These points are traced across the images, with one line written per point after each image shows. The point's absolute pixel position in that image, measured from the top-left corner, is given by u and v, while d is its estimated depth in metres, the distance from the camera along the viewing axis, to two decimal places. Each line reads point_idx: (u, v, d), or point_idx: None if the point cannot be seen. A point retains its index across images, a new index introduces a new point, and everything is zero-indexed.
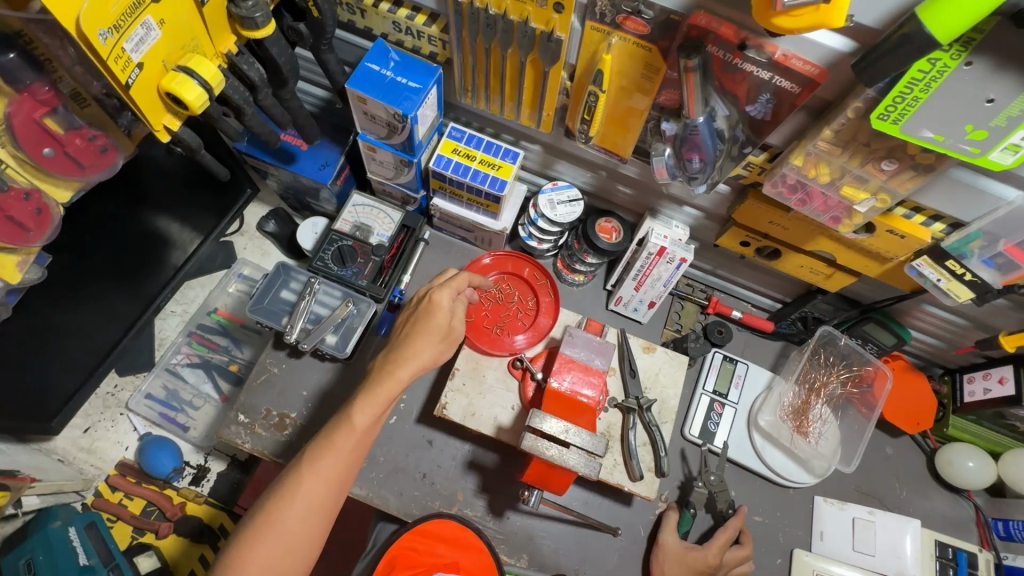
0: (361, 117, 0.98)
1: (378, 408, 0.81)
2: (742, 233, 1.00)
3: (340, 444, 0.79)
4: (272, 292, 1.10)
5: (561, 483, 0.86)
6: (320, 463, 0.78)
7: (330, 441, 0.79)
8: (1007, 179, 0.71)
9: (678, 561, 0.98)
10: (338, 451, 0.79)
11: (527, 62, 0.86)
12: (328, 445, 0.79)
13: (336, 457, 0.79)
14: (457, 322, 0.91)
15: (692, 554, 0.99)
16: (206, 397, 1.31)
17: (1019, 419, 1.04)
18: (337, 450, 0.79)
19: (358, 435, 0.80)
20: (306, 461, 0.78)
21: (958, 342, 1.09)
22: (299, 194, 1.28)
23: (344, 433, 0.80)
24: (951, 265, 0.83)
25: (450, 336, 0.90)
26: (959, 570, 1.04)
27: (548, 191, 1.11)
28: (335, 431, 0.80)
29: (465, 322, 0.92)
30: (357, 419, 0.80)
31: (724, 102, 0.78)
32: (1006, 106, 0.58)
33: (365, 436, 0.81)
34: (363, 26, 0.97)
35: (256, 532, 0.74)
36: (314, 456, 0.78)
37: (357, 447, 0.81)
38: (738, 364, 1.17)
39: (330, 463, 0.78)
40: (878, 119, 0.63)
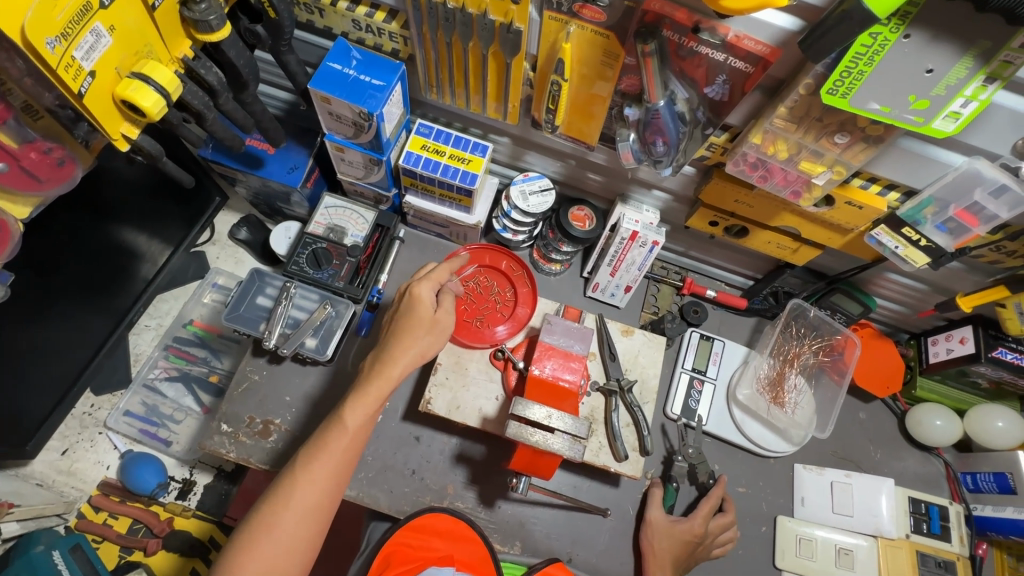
0: (327, 118, 0.97)
1: (369, 408, 0.82)
2: (710, 214, 1.03)
3: (333, 446, 0.80)
4: (248, 299, 1.10)
5: (548, 468, 0.87)
6: (313, 466, 0.78)
7: (323, 444, 0.80)
8: (952, 146, 0.75)
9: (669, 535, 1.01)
10: (332, 452, 0.79)
11: (488, 54, 0.86)
12: (321, 447, 0.79)
13: (329, 459, 0.79)
14: (443, 312, 0.90)
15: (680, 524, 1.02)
16: (188, 410, 1.29)
17: (981, 375, 1.09)
18: (330, 451, 0.79)
19: (351, 435, 0.81)
20: (300, 465, 0.78)
21: (920, 306, 1.13)
22: (269, 199, 1.26)
23: (336, 435, 0.80)
24: (907, 233, 0.86)
25: (439, 327, 0.88)
26: (932, 524, 1.08)
27: (519, 182, 1.12)
28: (328, 434, 0.80)
29: (451, 312, 0.91)
30: (349, 420, 0.81)
31: (683, 85, 0.80)
32: (945, 75, 0.61)
33: (357, 435, 0.81)
34: (322, 25, 0.96)
35: (254, 537, 0.74)
36: (307, 459, 0.79)
37: (350, 448, 0.81)
38: (715, 341, 1.20)
39: (323, 465, 0.79)
40: (827, 94, 0.66)
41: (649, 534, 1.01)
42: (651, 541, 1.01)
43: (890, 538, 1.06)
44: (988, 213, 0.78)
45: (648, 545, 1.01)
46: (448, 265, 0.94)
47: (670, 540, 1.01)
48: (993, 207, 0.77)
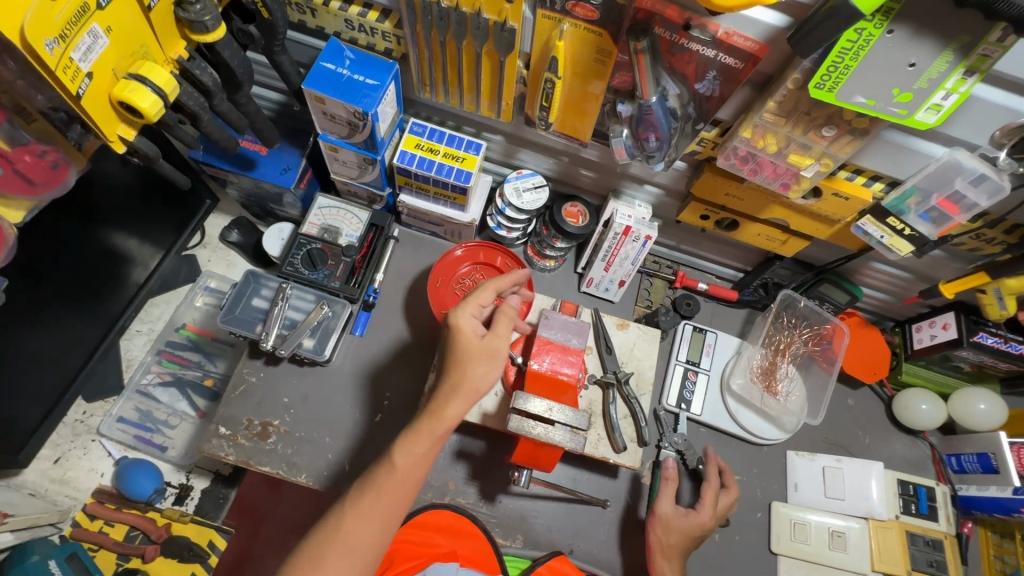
0: (321, 118, 0.97)
1: (419, 447, 0.76)
2: (701, 208, 1.05)
3: (381, 483, 0.75)
4: (243, 300, 1.09)
5: (548, 462, 0.88)
6: (360, 503, 0.74)
7: (371, 480, 0.76)
8: (933, 137, 0.78)
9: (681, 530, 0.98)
10: (380, 492, 0.75)
11: (482, 53, 0.87)
12: (370, 483, 0.76)
13: (377, 497, 0.75)
14: (493, 337, 0.80)
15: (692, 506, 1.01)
16: (183, 414, 1.28)
17: (963, 359, 1.13)
18: (379, 489, 0.75)
19: (400, 474, 0.76)
20: (349, 500, 0.75)
21: (904, 294, 1.17)
22: (261, 200, 1.26)
23: (384, 473, 0.75)
24: (892, 222, 0.89)
25: (489, 354, 0.79)
26: (920, 504, 1.11)
27: (513, 179, 1.13)
28: (377, 471, 0.76)
29: (504, 336, 0.81)
30: (398, 459, 0.76)
31: (674, 81, 0.81)
32: (927, 69, 0.64)
33: (407, 475, 0.76)
34: (314, 25, 0.96)
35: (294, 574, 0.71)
36: (356, 495, 0.75)
37: (400, 488, 0.75)
38: (708, 333, 1.22)
39: (371, 503, 0.74)
40: (815, 88, 0.68)
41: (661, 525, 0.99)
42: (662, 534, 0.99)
43: (881, 520, 1.09)
44: (968, 202, 0.80)
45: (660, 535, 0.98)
46: (493, 286, 0.86)
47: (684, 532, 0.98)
48: (973, 196, 0.79)
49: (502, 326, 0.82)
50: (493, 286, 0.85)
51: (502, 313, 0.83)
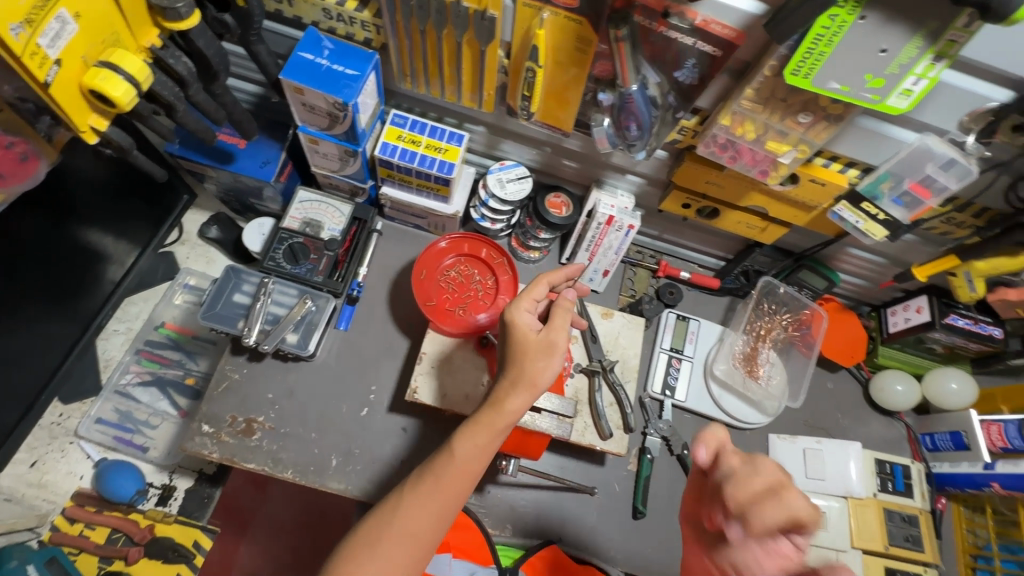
0: (300, 109, 0.96)
1: (479, 437, 0.80)
2: (683, 196, 1.06)
3: (440, 471, 0.80)
4: (224, 296, 1.07)
5: (536, 449, 0.97)
6: (420, 488, 0.79)
7: (431, 469, 0.80)
8: (904, 123, 0.80)
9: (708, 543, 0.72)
10: (438, 478, 0.79)
11: (463, 42, 0.87)
12: (428, 471, 0.80)
13: (436, 485, 0.79)
14: (550, 331, 0.84)
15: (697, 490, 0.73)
16: (164, 414, 1.25)
17: (936, 341, 1.16)
18: (437, 477, 0.79)
19: (458, 464, 0.80)
20: (409, 485, 0.80)
21: (880, 278, 1.20)
22: (241, 195, 1.24)
23: (444, 460, 0.80)
24: (866, 208, 0.91)
25: (546, 348, 0.83)
26: (896, 482, 1.15)
27: (496, 170, 1.13)
28: (437, 458, 0.81)
29: (561, 330, 0.84)
30: (458, 447, 0.80)
31: (654, 70, 0.82)
32: (898, 54, 0.65)
33: (465, 465, 0.80)
34: (291, 15, 0.94)
35: (354, 546, 0.76)
36: (415, 481, 0.80)
37: (459, 477, 0.80)
38: (691, 321, 1.24)
39: (430, 490, 0.79)
40: (791, 75, 0.69)
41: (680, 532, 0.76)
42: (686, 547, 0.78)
43: (860, 497, 1.12)
44: (939, 185, 0.83)
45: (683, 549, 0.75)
46: (545, 282, 0.90)
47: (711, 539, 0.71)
48: (944, 179, 0.82)
49: (559, 321, 0.86)
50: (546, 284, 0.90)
51: (558, 308, 0.87)
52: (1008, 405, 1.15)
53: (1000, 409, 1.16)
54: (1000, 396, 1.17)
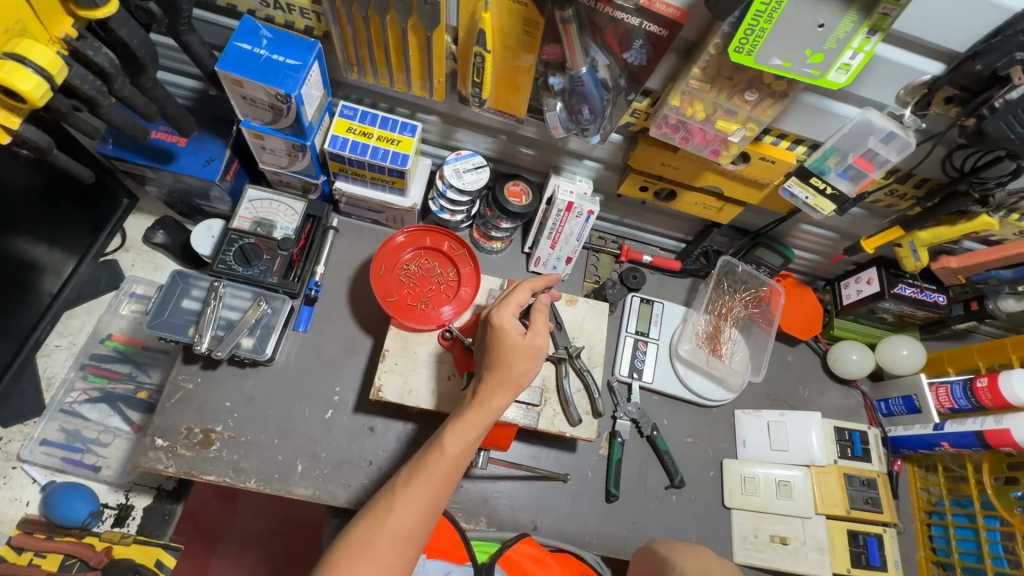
0: (241, 102, 0.92)
1: (468, 435, 0.81)
2: (640, 179, 1.06)
3: (432, 468, 0.79)
4: (172, 302, 1.03)
5: (505, 439, 1.00)
6: (412, 487, 0.78)
7: (422, 465, 0.80)
8: (845, 98, 0.82)
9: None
10: (430, 476, 0.79)
11: (408, 29, 0.85)
12: (420, 469, 0.79)
13: (428, 482, 0.78)
14: (534, 335, 0.87)
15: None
16: (115, 431, 1.19)
17: (886, 310, 1.21)
18: (429, 474, 0.79)
19: (450, 461, 0.80)
20: (400, 485, 0.79)
21: (832, 253, 1.24)
22: (186, 196, 1.18)
23: (435, 457, 0.80)
24: (815, 183, 0.93)
25: (532, 351, 0.85)
26: (855, 448, 1.19)
27: (452, 161, 1.11)
28: (427, 456, 0.80)
29: (543, 334, 0.88)
30: (448, 445, 0.80)
31: (603, 51, 0.82)
32: (834, 29, 0.66)
33: (455, 463, 0.80)
34: (224, 3, 0.90)
35: (345, 553, 0.73)
36: (406, 481, 0.79)
37: (448, 473, 0.80)
38: (655, 304, 1.25)
39: (422, 487, 0.78)
40: (735, 53, 0.69)
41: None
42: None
43: (821, 465, 1.16)
44: (881, 158, 0.85)
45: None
46: (528, 288, 0.92)
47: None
48: (885, 153, 0.84)
49: (540, 325, 0.89)
50: (527, 288, 0.92)
51: (538, 312, 0.90)
52: (953, 367, 1.23)
53: (947, 371, 1.24)
54: (946, 359, 1.24)
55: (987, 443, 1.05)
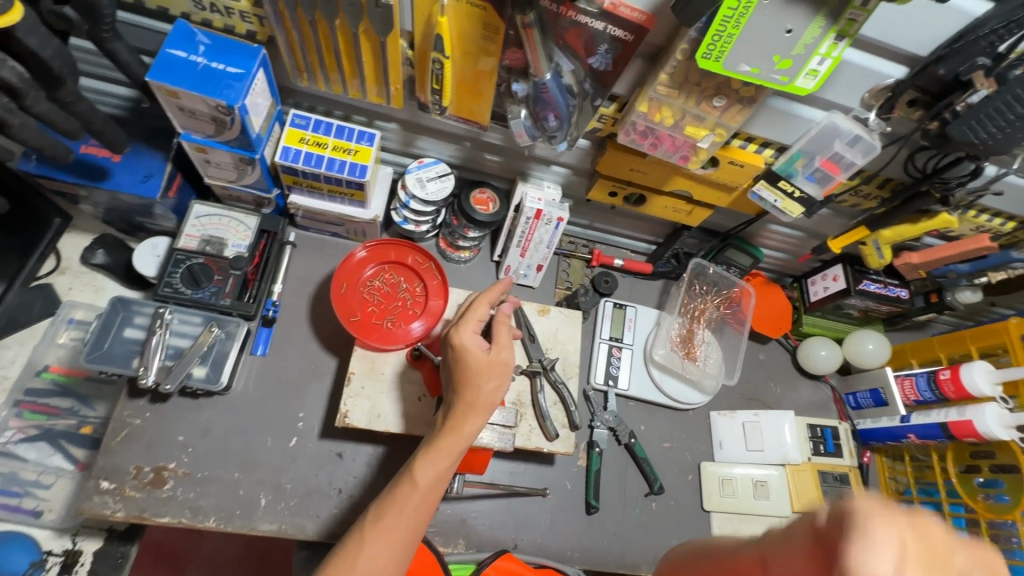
0: (178, 114, 0.84)
1: (439, 464, 0.77)
2: (609, 184, 1.04)
3: (403, 502, 0.75)
4: (112, 333, 0.96)
5: (480, 463, 0.96)
6: (383, 525, 0.73)
7: (392, 499, 0.75)
8: (811, 101, 0.81)
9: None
10: (402, 509, 0.74)
11: (360, 33, 0.79)
12: (390, 504, 0.75)
13: (400, 517, 0.74)
14: (499, 350, 0.83)
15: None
16: (58, 471, 1.09)
17: (852, 306, 1.23)
18: (400, 509, 0.74)
19: (422, 492, 0.76)
20: (369, 523, 0.74)
21: (800, 251, 1.25)
22: (125, 214, 1.09)
23: (406, 490, 0.75)
24: (783, 186, 0.92)
25: (499, 367, 0.82)
26: (827, 444, 1.20)
27: (414, 169, 1.06)
28: (397, 489, 0.76)
29: (508, 348, 0.84)
30: (419, 476, 0.76)
31: (567, 57, 0.78)
32: (802, 35, 0.65)
33: (428, 494, 0.76)
34: (154, 6, 0.82)
35: None
36: (376, 518, 0.74)
37: (421, 506, 0.76)
38: (628, 308, 1.24)
39: (394, 524, 0.73)
40: (703, 59, 0.67)
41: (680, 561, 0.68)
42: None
43: (796, 463, 1.16)
44: (847, 161, 0.84)
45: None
46: (487, 300, 0.88)
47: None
48: (851, 155, 0.83)
49: (504, 339, 0.85)
50: (487, 302, 0.88)
51: (500, 326, 0.87)
52: (916, 359, 1.25)
53: (911, 363, 1.26)
54: (910, 351, 1.27)
55: (951, 434, 1.07)
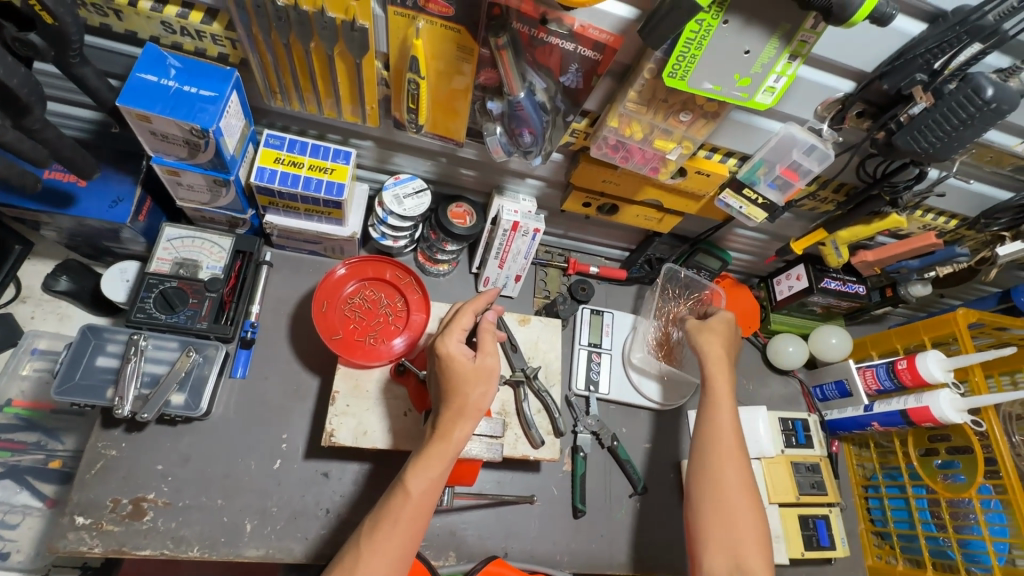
0: (150, 138, 0.83)
1: (431, 473, 0.77)
2: (582, 196, 1.07)
3: (397, 512, 0.75)
4: (84, 362, 0.93)
5: (469, 474, 0.95)
6: (378, 537, 0.74)
7: (386, 511, 0.76)
8: (770, 114, 0.86)
9: (729, 446, 0.92)
10: (396, 519, 0.75)
11: (335, 55, 0.80)
12: (384, 515, 0.75)
13: (395, 528, 0.74)
14: (484, 356, 0.84)
15: (720, 347, 1.04)
16: (25, 508, 1.04)
17: (815, 303, 1.29)
18: (394, 520, 0.75)
19: (415, 502, 0.76)
20: (365, 536, 0.74)
21: (765, 252, 1.31)
22: (91, 239, 1.05)
23: (400, 501, 0.76)
24: (747, 193, 0.96)
25: (485, 373, 0.82)
26: (798, 436, 1.26)
27: (391, 186, 1.07)
28: (391, 501, 0.76)
29: (493, 353, 0.85)
30: (412, 485, 0.76)
31: (540, 75, 0.81)
32: (759, 55, 0.69)
33: (422, 505, 0.76)
34: (122, 30, 0.81)
35: None
36: (371, 530, 0.75)
37: (416, 516, 0.76)
38: (605, 314, 1.27)
39: (388, 534, 0.74)
40: (668, 78, 0.71)
41: (689, 484, 0.93)
42: (712, 499, 0.88)
43: (770, 457, 1.21)
44: (804, 169, 0.89)
45: (708, 482, 0.90)
46: (471, 309, 0.89)
47: (700, 443, 0.94)
48: (807, 163, 0.88)
49: (488, 345, 0.86)
50: (471, 311, 0.89)
51: (485, 332, 0.87)
52: (875, 351, 1.33)
53: (871, 355, 1.34)
54: (869, 344, 1.34)
55: (911, 420, 1.14)
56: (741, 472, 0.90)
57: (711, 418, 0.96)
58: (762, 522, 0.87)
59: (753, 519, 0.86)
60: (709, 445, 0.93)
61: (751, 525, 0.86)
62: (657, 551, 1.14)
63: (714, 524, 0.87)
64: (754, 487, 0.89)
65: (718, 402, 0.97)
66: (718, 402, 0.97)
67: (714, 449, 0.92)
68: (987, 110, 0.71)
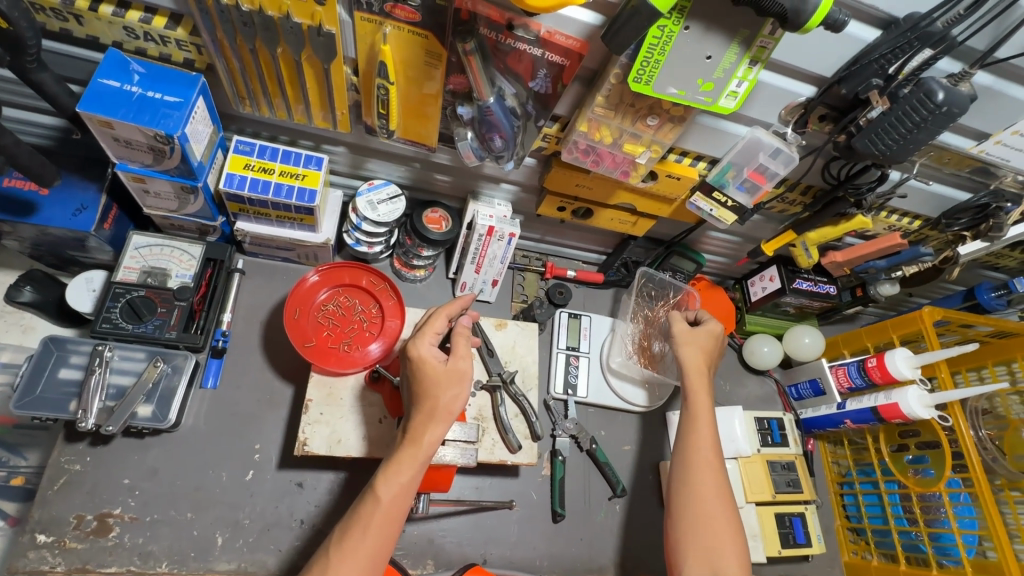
0: (113, 144, 0.82)
1: (400, 478, 0.76)
2: (557, 200, 1.07)
3: (368, 519, 0.74)
4: (46, 375, 0.91)
5: (444, 480, 0.94)
6: (349, 545, 0.73)
7: (357, 519, 0.75)
8: (736, 119, 0.87)
9: (709, 459, 0.93)
10: (366, 525, 0.74)
11: (302, 61, 0.80)
12: (356, 522, 0.74)
13: (364, 535, 0.73)
14: (456, 360, 0.83)
15: (701, 359, 1.04)
16: None
17: (789, 304, 1.32)
18: (364, 527, 0.74)
19: (386, 508, 0.75)
20: (335, 544, 0.73)
21: (738, 254, 1.33)
22: (56, 249, 1.03)
23: (370, 507, 0.75)
24: (717, 196, 0.98)
25: (457, 376, 0.82)
26: (773, 435, 1.27)
27: (365, 192, 1.06)
28: (362, 507, 0.75)
29: (466, 356, 0.84)
30: (383, 492, 0.76)
31: (509, 81, 0.81)
32: (720, 60, 0.71)
33: (392, 510, 0.75)
34: (83, 35, 0.79)
35: None
36: (341, 536, 0.74)
37: (387, 523, 0.75)
38: (583, 318, 1.27)
39: (359, 542, 0.73)
40: (634, 82, 0.72)
41: (671, 493, 0.93)
42: (691, 508, 0.89)
43: (747, 456, 1.22)
44: (771, 172, 0.90)
45: (688, 492, 0.90)
46: (443, 313, 0.89)
47: (680, 455, 0.95)
48: (773, 167, 0.89)
49: (462, 348, 0.85)
50: (444, 314, 0.88)
51: (459, 336, 0.87)
52: (847, 349, 1.35)
53: (843, 353, 1.36)
54: (841, 342, 1.36)
55: (881, 417, 1.16)
56: (720, 483, 0.91)
57: (692, 431, 0.96)
58: (741, 533, 0.87)
59: (731, 530, 0.86)
60: (691, 456, 0.94)
61: (729, 535, 0.86)
62: (636, 554, 1.14)
63: (691, 531, 0.87)
64: (732, 499, 0.90)
65: (698, 417, 0.97)
66: (698, 415, 0.97)
67: (695, 460, 0.93)
68: (938, 113, 0.73)
